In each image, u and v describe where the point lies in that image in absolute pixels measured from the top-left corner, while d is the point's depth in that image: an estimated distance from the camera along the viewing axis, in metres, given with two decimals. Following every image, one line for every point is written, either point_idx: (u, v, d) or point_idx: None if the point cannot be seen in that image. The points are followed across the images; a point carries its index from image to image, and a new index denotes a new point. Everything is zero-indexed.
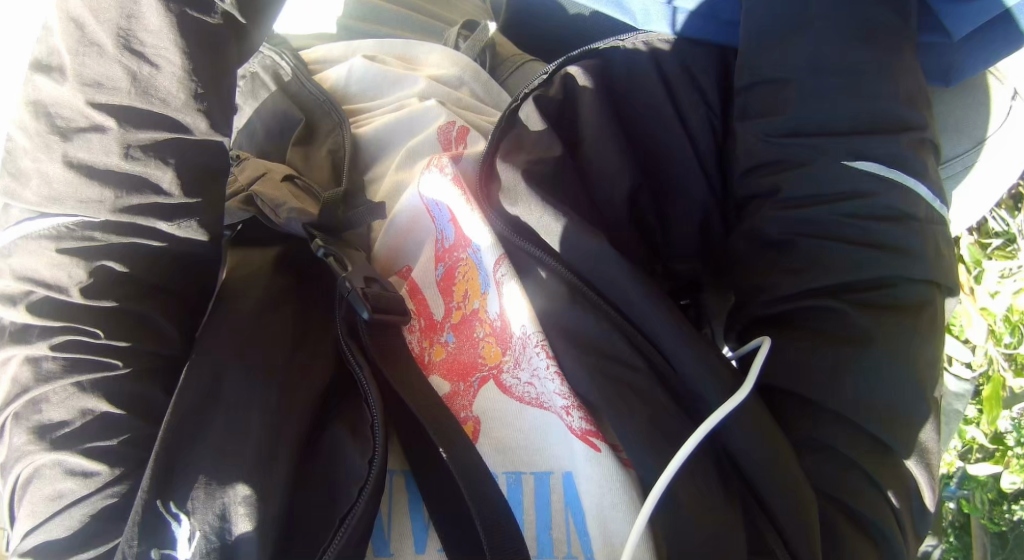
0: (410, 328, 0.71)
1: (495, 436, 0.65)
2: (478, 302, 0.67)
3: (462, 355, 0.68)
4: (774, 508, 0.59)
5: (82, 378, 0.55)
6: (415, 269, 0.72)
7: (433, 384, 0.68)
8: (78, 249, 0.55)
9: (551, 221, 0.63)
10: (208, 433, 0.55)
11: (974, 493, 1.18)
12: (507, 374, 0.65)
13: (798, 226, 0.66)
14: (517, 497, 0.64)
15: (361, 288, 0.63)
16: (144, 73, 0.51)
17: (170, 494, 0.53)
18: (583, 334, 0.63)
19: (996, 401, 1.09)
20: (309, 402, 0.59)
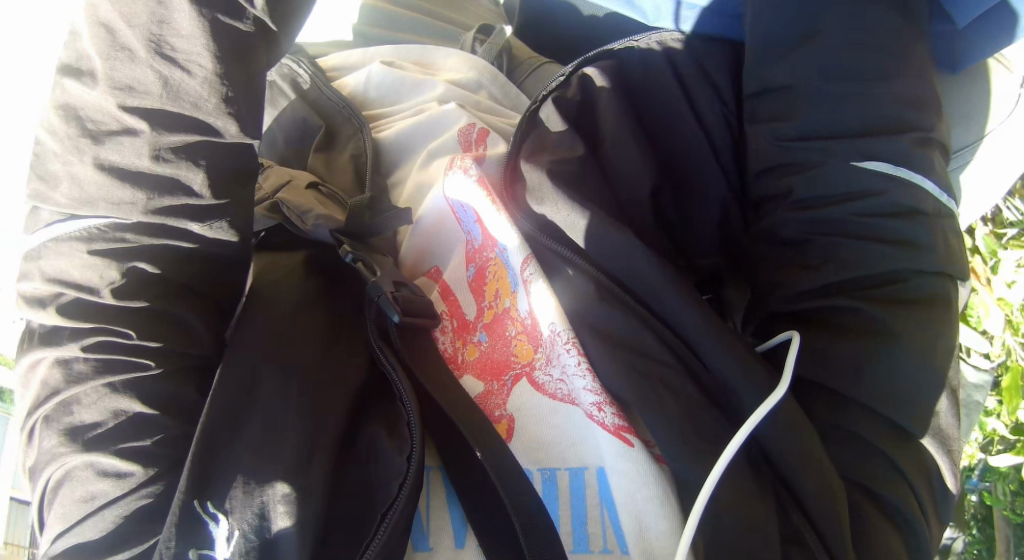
0: (442, 329, 0.72)
1: (529, 435, 0.65)
2: (509, 300, 0.67)
3: (495, 354, 0.68)
4: (802, 495, 0.59)
5: (114, 379, 0.57)
6: (444, 270, 0.73)
7: (467, 385, 0.69)
8: (109, 250, 0.55)
9: (578, 219, 0.64)
10: (245, 433, 0.57)
11: (996, 485, 1.19)
12: (540, 371, 0.65)
13: (811, 226, 0.66)
14: (551, 491, 0.64)
15: (392, 292, 0.63)
16: (176, 78, 0.50)
17: (207, 493, 0.55)
18: (611, 330, 0.63)
19: (1015, 392, 1.08)
20: (346, 403, 0.60)
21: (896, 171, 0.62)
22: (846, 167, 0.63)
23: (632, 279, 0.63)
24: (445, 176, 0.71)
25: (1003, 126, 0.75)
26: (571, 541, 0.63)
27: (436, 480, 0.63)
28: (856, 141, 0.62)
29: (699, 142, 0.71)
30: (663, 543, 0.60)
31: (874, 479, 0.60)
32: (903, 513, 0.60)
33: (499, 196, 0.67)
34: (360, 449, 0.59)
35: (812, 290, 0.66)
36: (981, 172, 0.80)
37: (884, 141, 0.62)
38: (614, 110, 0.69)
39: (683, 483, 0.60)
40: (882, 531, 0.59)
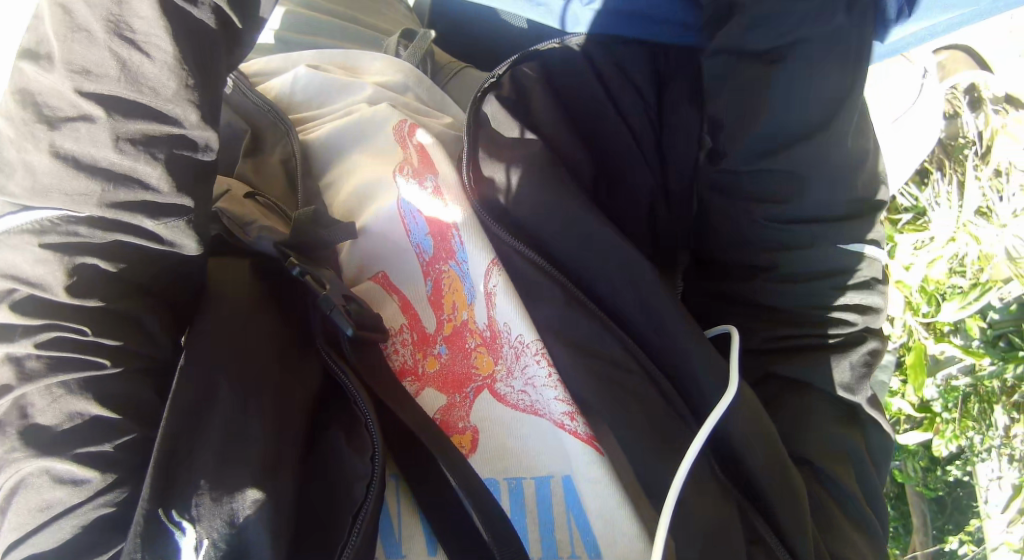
0: (399, 341, 0.58)
1: (491, 452, 0.55)
2: (466, 313, 0.57)
3: (456, 367, 0.57)
4: (769, 497, 0.54)
5: (70, 377, 0.49)
6: (396, 279, 0.59)
7: (424, 401, 0.57)
8: (61, 245, 0.48)
9: (549, 214, 0.55)
10: (206, 437, 0.49)
11: (906, 464, 1.25)
12: (498, 382, 0.56)
13: (788, 296, 0.66)
14: (518, 502, 0.55)
15: (344, 305, 0.54)
16: (135, 62, 0.45)
17: (172, 500, 0.47)
18: (571, 333, 0.56)
19: (920, 369, 1.15)
20: (306, 412, 0.55)
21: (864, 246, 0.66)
22: (840, 228, 0.63)
23: (602, 275, 0.56)
24: (388, 186, 0.59)
25: (910, 114, 0.79)
26: (540, 546, 0.54)
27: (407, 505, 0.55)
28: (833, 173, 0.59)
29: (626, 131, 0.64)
30: (633, 547, 0.53)
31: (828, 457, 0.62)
32: (845, 494, 0.61)
33: (462, 196, 0.58)
34: (323, 457, 0.54)
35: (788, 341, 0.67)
36: (891, 155, 0.83)
37: (848, 189, 0.61)
38: (547, 108, 0.63)
39: (651, 483, 0.54)
40: (831, 512, 0.60)
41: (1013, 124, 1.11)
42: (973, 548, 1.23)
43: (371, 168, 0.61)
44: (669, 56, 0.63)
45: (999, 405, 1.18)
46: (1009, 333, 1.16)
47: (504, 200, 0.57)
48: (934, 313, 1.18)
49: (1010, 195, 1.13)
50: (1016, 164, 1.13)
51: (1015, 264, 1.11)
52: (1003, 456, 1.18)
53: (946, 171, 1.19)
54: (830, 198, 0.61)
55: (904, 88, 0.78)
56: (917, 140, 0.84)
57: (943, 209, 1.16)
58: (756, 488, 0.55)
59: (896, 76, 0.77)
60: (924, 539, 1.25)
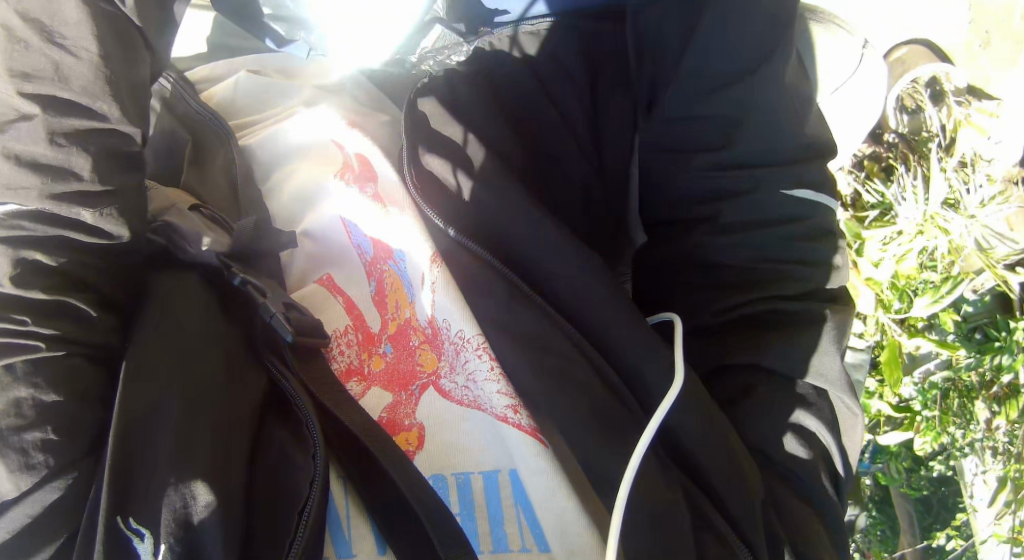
0: (343, 342, 0.55)
1: (437, 455, 0.52)
2: (409, 310, 0.54)
3: (402, 366, 0.54)
4: (716, 488, 0.52)
5: (15, 363, 0.46)
6: (342, 278, 0.56)
7: (369, 401, 0.53)
8: (7, 240, 0.46)
9: (493, 207, 0.54)
10: (155, 443, 0.45)
11: (890, 466, 1.23)
12: (444, 380, 0.53)
13: (735, 279, 0.63)
14: (466, 498, 0.51)
15: (285, 312, 0.51)
16: (68, 63, 0.43)
17: (131, 506, 0.44)
18: (519, 330, 0.52)
19: (894, 365, 1.12)
20: (251, 409, 0.50)
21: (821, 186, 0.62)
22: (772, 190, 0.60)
23: (542, 259, 0.54)
24: (328, 194, 0.57)
25: (848, 85, 0.79)
26: (490, 540, 0.51)
27: (356, 509, 0.51)
28: (759, 114, 0.57)
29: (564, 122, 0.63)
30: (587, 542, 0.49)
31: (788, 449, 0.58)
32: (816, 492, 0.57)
33: (410, 203, 0.54)
34: (264, 454, 0.49)
35: (739, 314, 0.62)
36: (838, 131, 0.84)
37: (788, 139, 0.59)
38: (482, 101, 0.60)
39: (599, 475, 0.50)
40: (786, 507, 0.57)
41: (977, 114, 1.10)
42: (961, 543, 1.21)
43: (308, 173, 0.59)
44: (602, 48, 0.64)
45: (978, 399, 1.17)
46: (983, 325, 1.17)
47: (467, 192, 0.55)
48: (905, 310, 1.16)
49: (977, 185, 1.12)
50: (980, 154, 1.14)
51: (985, 255, 1.12)
52: (986, 450, 1.16)
53: (911, 164, 1.16)
54: (763, 138, 0.58)
55: (845, 61, 0.76)
56: (848, 124, 0.84)
57: (910, 204, 1.12)
58: (704, 480, 0.53)
59: (831, 51, 0.75)
60: (912, 538, 1.26)
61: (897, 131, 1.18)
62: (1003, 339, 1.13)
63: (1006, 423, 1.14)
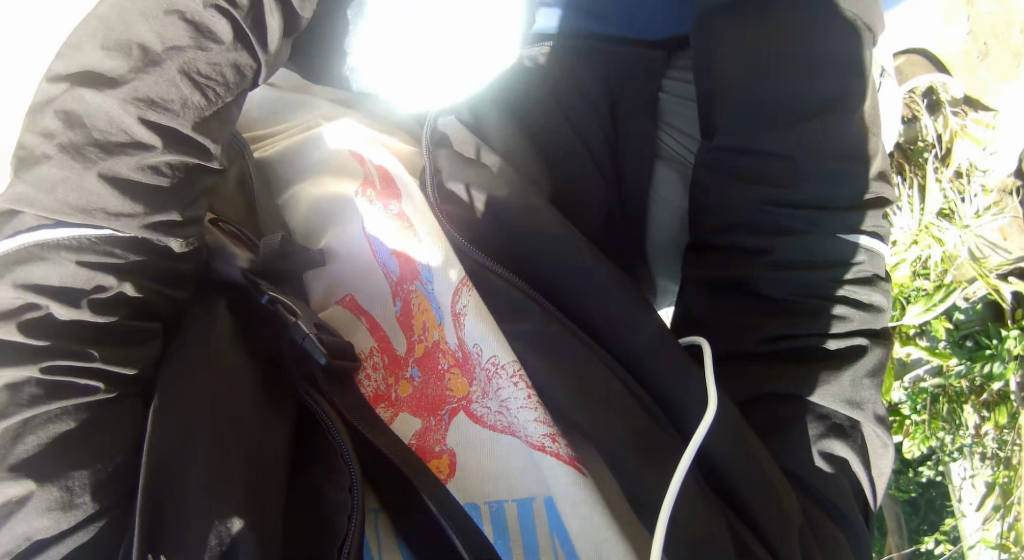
0: (369, 366, 0.53)
1: (468, 483, 0.49)
2: (438, 333, 0.52)
3: (430, 391, 0.51)
4: (747, 504, 0.51)
5: (71, 401, 0.43)
6: (365, 297, 0.54)
7: (398, 427, 0.50)
8: (100, 264, 0.45)
9: (534, 230, 0.54)
10: (190, 474, 0.42)
11: None
12: (476, 405, 0.50)
13: (764, 302, 0.60)
14: (500, 527, 0.49)
15: (318, 332, 0.48)
16: (194, 100, 0.47)
17: (164, 544, 0.40)
18: (558, 359, 0.51)
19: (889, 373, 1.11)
20: (282, 441, 0.47)
21: (875, 219, 0.61)
22: (817, 229, 0.59)
23: (568, 276, 0.54)
24: (350, 217, 0.55)
25: None
26: None
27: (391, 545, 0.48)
28: (805, 136, 0.58)
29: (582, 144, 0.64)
30: None
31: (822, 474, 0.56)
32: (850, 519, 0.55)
33: (431, 217, 0.53)
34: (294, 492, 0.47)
35: (788, 344, 0.59)
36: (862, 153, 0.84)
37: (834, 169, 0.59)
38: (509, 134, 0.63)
39: (634, 493, 0.50)
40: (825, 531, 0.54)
41: (973, 124, 1.11)
42: (949, 547, 1.18)
43: (330, 184, 0.57)
44: (619, 70, 0.67)
45: (967, 404, 1.17)
46: (975, 333, 1.17)
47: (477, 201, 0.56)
48: (899, 316, 1.15)
49: (972, 196, 1.14)
50: (974, 164, 1.14)
51: (979, 264, 1.14)
52: (974, 454, 1.19)
53: (906, 174, 1.17)
54: (817, 172, 0.59)
55: None
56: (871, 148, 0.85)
57: (905, 214, 1.14)
58: (736, 500, 0.52)
59: None
60: (900, 540, 1.21)
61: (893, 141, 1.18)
62: (994, 346, 1.13)
63: (995, 429, 1.16)
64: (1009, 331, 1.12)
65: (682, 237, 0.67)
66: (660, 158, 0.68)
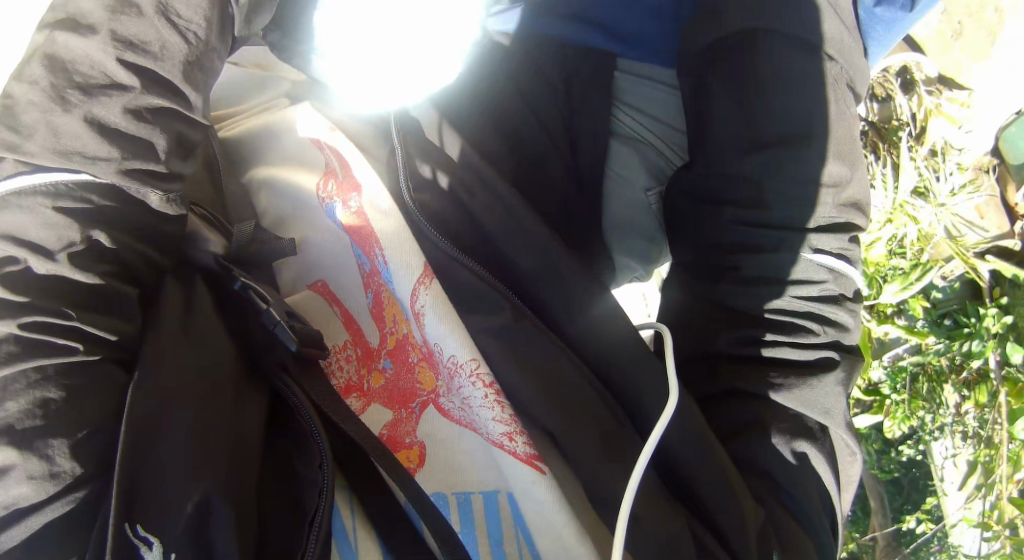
0: (342, 357, 0.52)
1: (434, 479, 0.48)
2: (408, 326, 0.50)
3: (401, 384, 0.51)
4: (709, 505, 0.50)
5: (50, 362, 0.41)
6: (336, 284, 0.53)
7: (368, 418, 0.49)
8: (79, 213, 0.43)
9: (497, 217, 0.53)
10: (166, 443, 0.41)
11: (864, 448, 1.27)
12: (445, 399, 0.50)
13: (736, 286, 0.60)
14: (467, 519, 0.48)
15: (289, 319, 0.47)
16: (175, 43, 0.45)
17: (139, 512, 0.39)
18: (529, 354, 0.50)
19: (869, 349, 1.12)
20: (259, 416, 0.46)
21: (842, 243, 0.60)
22: (786, 208, 0.59)
23: (520, 257, 0.52)
24: (315, 211, 0.54)
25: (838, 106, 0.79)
26: None
27: (364, 523, 0.47)
28: (775, 105, 0.57)
29: (537, 124, 0.64)
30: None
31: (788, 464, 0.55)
32: (810, 513, 0.54)
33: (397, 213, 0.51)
34: (270, 465, 0.45)
35: (756, 349, 0.59)
36: None
37: (810, 145, 0.58)
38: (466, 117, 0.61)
39: (600, 493, 0.49)
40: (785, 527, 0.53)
41: (947, 103, 1.11)
42: (932, 526, 1.21)
43: (291, 172, 0.56)
44: (578, 51, 0.66)
45: (948, 382, 1.18)
46: (953, 312, 1.17)
47: (445, 182, 0.54)
48: (875, 296, 1.17)
49: (948, 173, 1.14)
50: (951, 143, 1.15)
51: (955, 242, 1.15)
52: (956, 433, 1.19)
53: (881, 153, 1.17)
54: (791, 145, 0.57)
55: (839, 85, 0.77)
56: None
57: (879, 193, 1.16)
58: (697, 498, 0.51)
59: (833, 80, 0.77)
60: (883, 519, 1.25)
61: (866, 120, 1.18)
62: (973, 325, 1.13)
63: (975, 408, 1.17)
64: (988, 309, 1.13)
65: (654, 229, 0.69)
66: (614, 136, 0.67)
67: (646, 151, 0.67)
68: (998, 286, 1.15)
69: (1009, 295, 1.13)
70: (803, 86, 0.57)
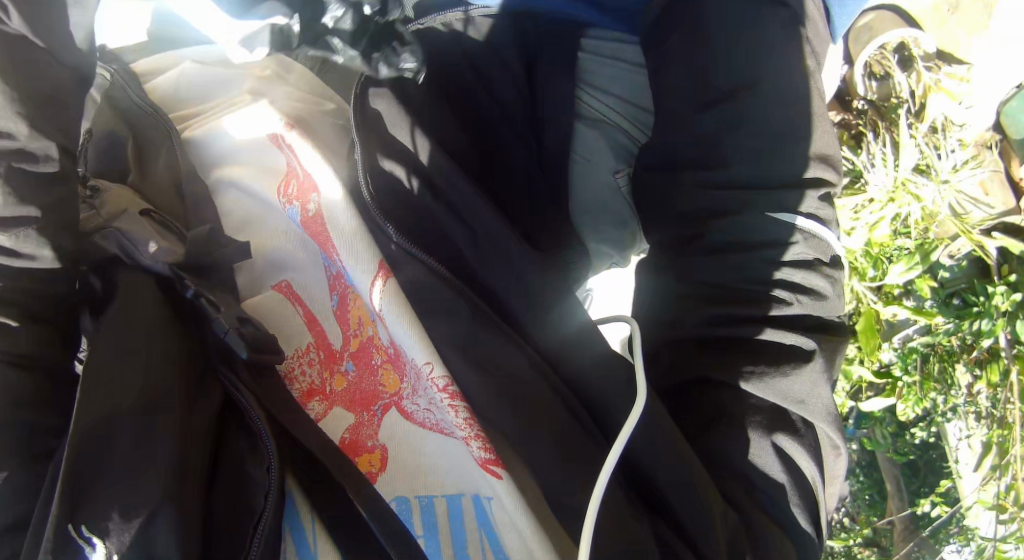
0: (305, 361, 0.53)
1: (398, 481, 0.49)
2: (372, 328, 0.52)
3: (363, 386, 0.51)
4: (671, 503, 0.49)
5: None
6: (300, 286, 0.54)
7: (329, 424, 0.51)
8: None
9: (455, 219, 0.54)
10: (114, 446, 0.43)
11: (875, 432, 1.24)
12: (408, 401, 0.51)
13: (705, 271, 0.60)
14: (429, 523, 0.48)
15: (238, 326, 0.49)
16: None
17: (83, 513, 0.41)
18: (488, 355, 0.50)
19: (872, 333, 1.10)
20: (210, 416, 0.47)
21: (814, 204, 0.59)
22: (759, 195, 0.59)
23: (491, 265, 0.54)
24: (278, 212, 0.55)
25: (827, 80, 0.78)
26: None
27: (320, 521, 0.47)
28: (748, 100, 0.58)
29: (503, 116, 0.63)
30: None
31: (759, 456, 0.54)
32: (784, 508, 0.54)
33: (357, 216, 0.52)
34: (222, 465, 0.47)
35: (728, 330, 0.59)
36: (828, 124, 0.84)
37: (778, 133, 0.59)
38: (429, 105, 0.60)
39: (558, 493, 0.48)
40: (757, 520, 0.53)
41: (946, 79, 1.08)
42: (947, 509, 1.20)
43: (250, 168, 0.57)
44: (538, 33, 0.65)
45: (959, 363, 1.15)
46: (961, 291, 1.15)
47: (410, 182, 0.54)
48: (880, 277, 1.14)
49: (949, 150, 1.11)
50: (951, 119, 1.11)
51: (960, 220, 1.10)
52: (969, 414, 1.17)
53: (880, 131, 1.14)
54: (767, 130, 0.58)
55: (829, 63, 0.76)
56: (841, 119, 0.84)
57: (880, 171, 1.12)
58: (659, 492, 0.50)
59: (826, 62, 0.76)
60: (900, 502, 1.29)
61: (865, 98, 1.14)
62: (981, 303, 1.11)
63: (987, 388, 1.14)
64: (996, 288, 1.09)
65: (625, 212, 0.68)
66: (579, 118, 0.65)
67: (612, 132, 0.66)
68: (1005, 263, 1.12)
69: (1017, 272, 1.10)
70: (778, 74, 0.58)
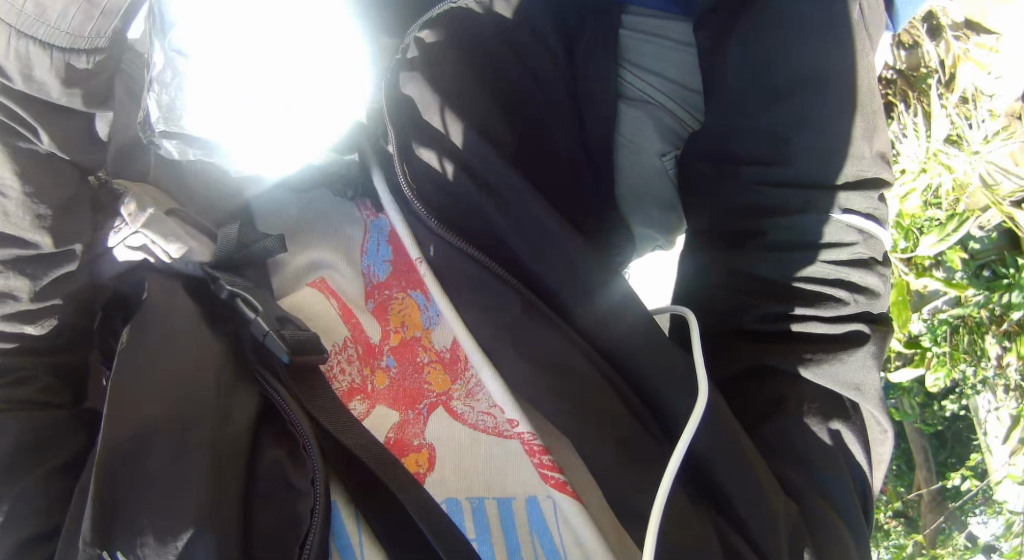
0: (344, 358, 0.56)
1: (449, 477, 0.52)
2: (419, 330, 0.57)
3: (407, 382, 0.56)
4: (732, 499, 0.50)
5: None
6: (337, 283, 0.59)
7: (373, 419, 0.54)
8: None
9: (513, 218, 0.53)
10: (144, 474, 0.47)
11: (902, 401, 1.26)
12: (457, 401, 0.55)
13: (757, 261, 0.61)
14: (482, 523, 0.50)
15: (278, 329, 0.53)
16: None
17: (116, 539, 0.45)
18: (544, 356, 0.52)
19: (905, 306, 1.08)
20: (245, 424, 0.52)
21: (872, 202, 0.58)
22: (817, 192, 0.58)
23: (550, 267, 0.53)
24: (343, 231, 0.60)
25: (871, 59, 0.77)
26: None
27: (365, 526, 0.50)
28: (811, 97, 0.57)
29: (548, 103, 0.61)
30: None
31: (813, 449, 0.55)
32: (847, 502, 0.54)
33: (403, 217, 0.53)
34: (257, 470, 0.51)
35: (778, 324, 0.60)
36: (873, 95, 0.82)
37: (839, 127, 0.57)
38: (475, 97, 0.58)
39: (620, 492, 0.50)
40: (818, 513, 0.52)
41: (974, 49, 1.05)
42: (974, 482, 1.22)
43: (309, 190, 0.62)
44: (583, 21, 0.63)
45: (988, 333, 1.13)
46: (992, 263, 1.14)
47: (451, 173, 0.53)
48: (913, 248, 1.12)
49: (979, 121, 1.07)
50: (980, 89, 1.08)
51: (991, 191, 1.07)
52: (997, 387, 1.15)
53: (910, 102, 1.13)
54: (827, 130, 0.57)
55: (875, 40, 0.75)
56: None
57: (912, 142, 1.10)
58: (715, 484, 0.51)
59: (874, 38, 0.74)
60: (928, 473, 1.34)
61: (895, 67, 1.15)
62: (1012, 276, 1.09)
63: (1017, 359, 1.10)
64: None
65: (670, 197, 0.68)
66: (622, 99, 0.64)
67: (663, 116, 0.65)
68: None
69: None
70: (842, 62, 0.56)
